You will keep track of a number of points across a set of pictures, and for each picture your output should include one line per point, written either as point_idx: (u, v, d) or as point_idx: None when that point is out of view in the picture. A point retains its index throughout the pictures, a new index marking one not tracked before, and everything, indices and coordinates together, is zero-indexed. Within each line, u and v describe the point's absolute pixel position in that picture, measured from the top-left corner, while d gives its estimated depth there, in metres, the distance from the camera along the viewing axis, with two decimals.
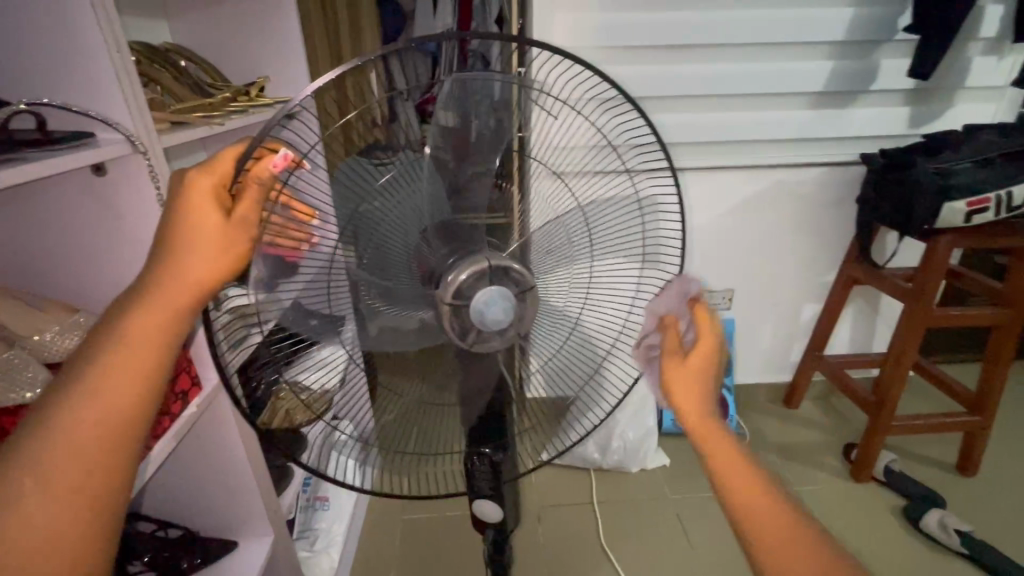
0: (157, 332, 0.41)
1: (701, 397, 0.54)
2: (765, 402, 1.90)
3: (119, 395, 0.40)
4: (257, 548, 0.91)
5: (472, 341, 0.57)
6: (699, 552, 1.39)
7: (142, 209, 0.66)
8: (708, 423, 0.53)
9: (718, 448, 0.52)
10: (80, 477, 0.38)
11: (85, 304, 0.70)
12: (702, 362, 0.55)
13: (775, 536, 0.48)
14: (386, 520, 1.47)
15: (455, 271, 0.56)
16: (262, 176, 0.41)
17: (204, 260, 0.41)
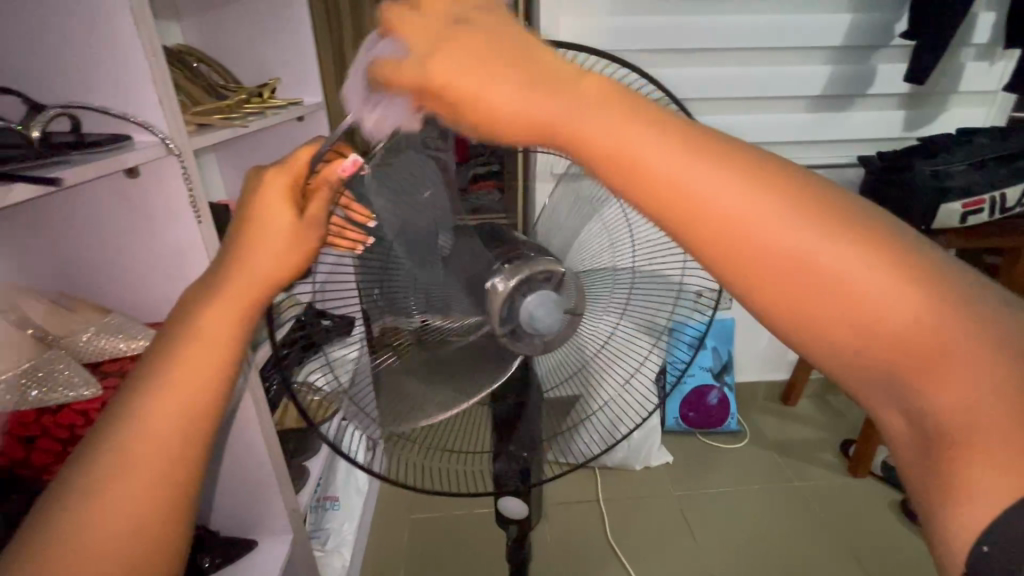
0: (228, 331, 0.42)
1: (563, 111, 0.35)
2: (765, 400, 1.93)
3: (192, 395, 0.41)
4: (277, 546, 0.92)
5: (522, 343, 0.58)
6: (704, 547, 1.42)
7: (174, 212, 0.66)
8: (603, 134, 0.35)
9: (639, 169, 0.34)
10: (156, 471, 0.39)
11: (117, 305, 0.71)
12: (478, 66, 0.35)
13: (787, 264, 0.33)
14: (395, 519, 1.48)
15: (504, 277, 0.55)
16: (332, 178, 0.43)
17: (272, 256, 0.43)
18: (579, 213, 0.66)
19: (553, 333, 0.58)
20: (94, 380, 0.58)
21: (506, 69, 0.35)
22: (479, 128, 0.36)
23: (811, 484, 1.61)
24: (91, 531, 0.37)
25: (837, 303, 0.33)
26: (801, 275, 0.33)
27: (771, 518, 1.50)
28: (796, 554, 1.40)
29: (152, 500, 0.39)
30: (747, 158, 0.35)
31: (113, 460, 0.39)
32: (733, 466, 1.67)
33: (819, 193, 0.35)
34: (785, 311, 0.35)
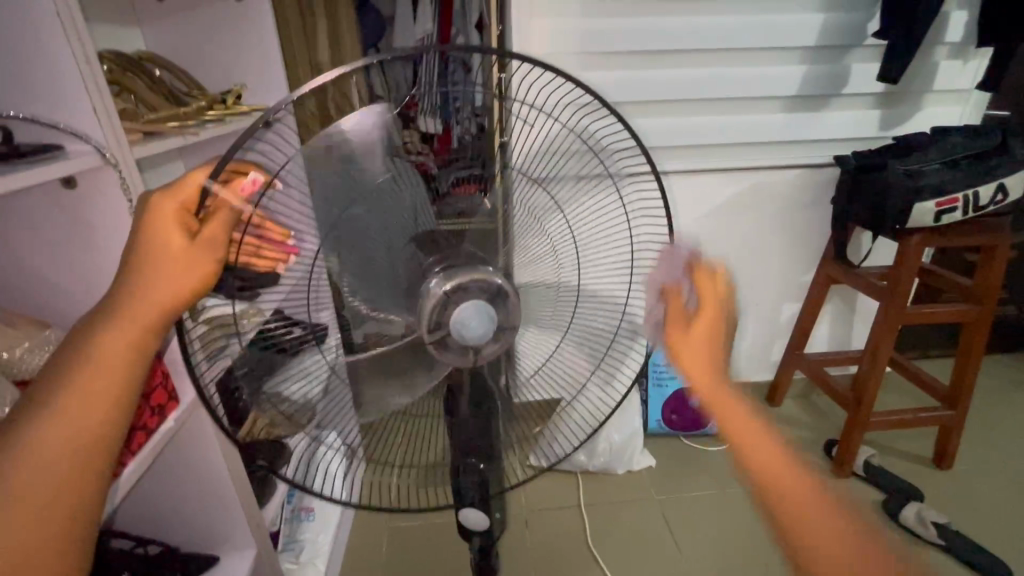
0: (125, 357, 0.43)
1: (712, 362, 0.59)
2: (748, 401, 1.92)
3: (88, 420, 0.43)
4: (238, 562, 0.90)
5: (447, 353, 0.57)
6: (684, 551, 1.41)
7: (115, 223, 0.65)
8: (721, 395, 0.59)
9: (744, 429, 0.57)
10: (48, 496, 0.41)
11: (55, 318, 0.69)
12: (710, 331, 0.60)
13: (804, 517, 0.54)
14: (372, 529, 1.46)
15: (437, 284, 0.56)
16: (231, 201, 0.42)
17: (168, 279, 0.42)
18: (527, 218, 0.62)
19: (485, 343, 0.57)
20: (21, 397, 0.57)
21: (724, 357, 0.60)
22: (687, 339, 0.60)
23: None
24: None
25: (827, 550, 0.53)
26: (811, 521, 0.54)
27: (752, 521, 1.49)
28: (776, 558, 1.39)
29: (36, 540, 0.41)
30: (791, 450, 0.58)
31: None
32: (715, 469, 1.65)
33: (831, 490, 0.57)
34: (791, 531, 0.54)
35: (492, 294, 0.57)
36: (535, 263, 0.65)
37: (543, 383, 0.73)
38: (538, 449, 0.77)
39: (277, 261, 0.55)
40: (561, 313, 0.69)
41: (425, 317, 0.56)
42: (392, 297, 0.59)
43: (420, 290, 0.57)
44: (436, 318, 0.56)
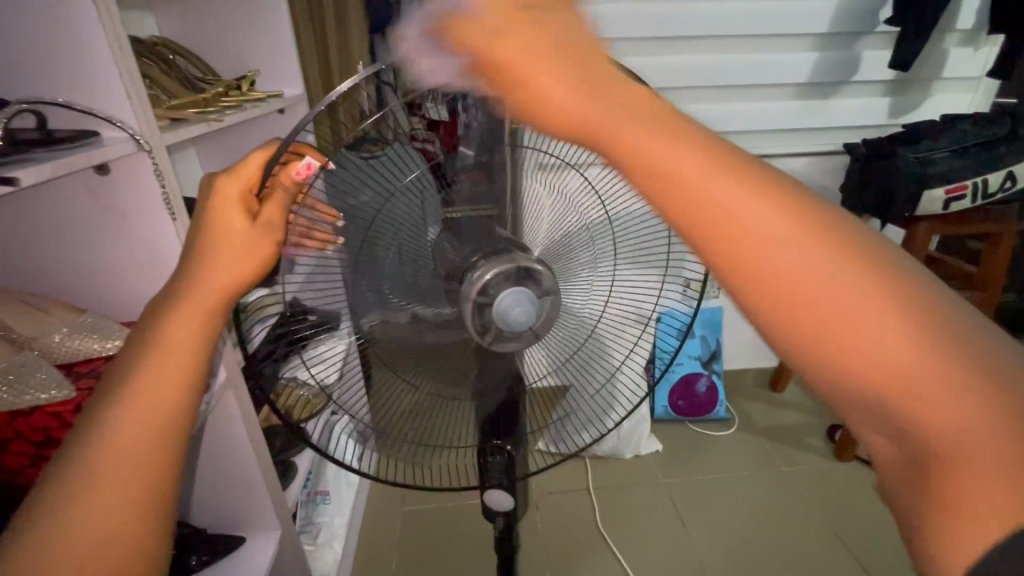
0: (191, 339, 0.42)
1: (608, 108, 0.32)
2: (753, 386, 1.95)
3: (161, 410, 0.41)
4: (266, 543, 0.92)
5: (490, 338, 0.59)
6: (693, 532, 1.44)
7: (148, 210, 0.65)
8: (633, 128, 0.32)
9: (678, 182, 0.31)
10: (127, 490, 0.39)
11: (90, 303, 0.70)
12: (523, 34, 0.32)
13: (830, 323, 0.30)
14: (386, 511, 1.48)
15: (480, 272, 0.57)
16: (288, 182, 0.47)
17: (233, 263, 0.44)
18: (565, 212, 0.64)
19: (527, 328, 0.58)
20: (66, 381, 0.58)
21: (554, 29, 0.33)
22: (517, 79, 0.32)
23: (798, 469, 1.63)
24: (61, 551, 0.37)
25: (896, 403, 0.30)
26: (884, 386, 0.30)
27: (759, 503, 1.52)
28: (783, 537, 1.43)
29: (118, 537, 0.39)
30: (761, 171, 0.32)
31: (71, 502, 0.38)
32: (722, 453, 1.68)
33: (869, 244, 0.32)
34: (779, 313, 0.31)
35: (531, 279, 0.57)
36: (569, 254, 0.66)
37: (566, 372, 0.74)
38: (551, 435, 0.79)
39: (325, 243, 0.55)
40: (593, 302, 0.70)
41: (468, 306, 0.57)
42: (423, 287, 0.61)
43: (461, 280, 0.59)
44: (479, 306, 0.57)
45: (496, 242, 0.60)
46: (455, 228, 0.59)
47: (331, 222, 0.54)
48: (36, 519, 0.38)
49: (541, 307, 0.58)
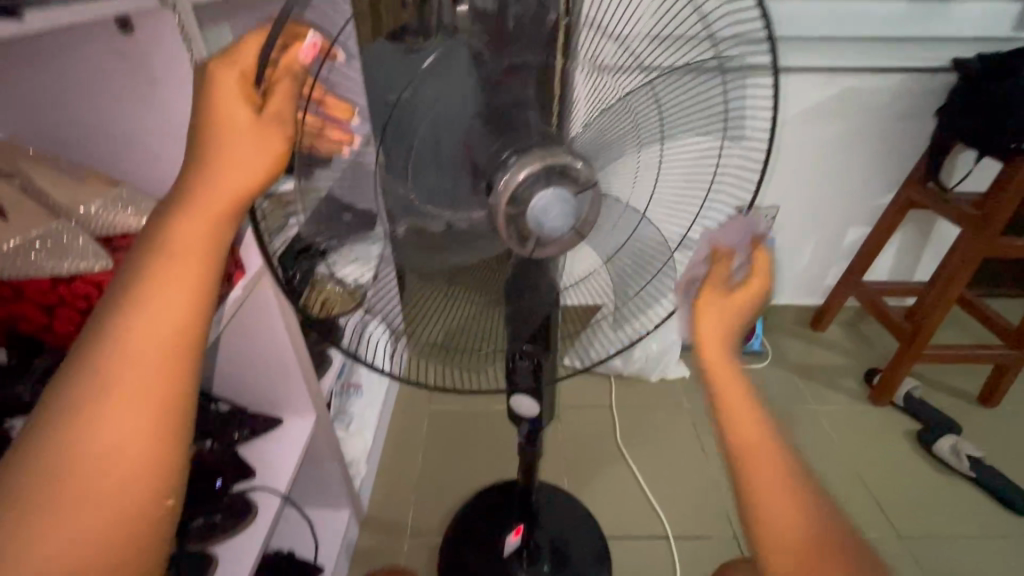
0: (199, 250, 0.37)
1: (722, 341, 0.56)
2: (793, 323, 1.88)
3: (172, 320, 0.36)
4: (302, 424, 0.97)
5: (529, 245, 0.53)
6: (711, 457, 1.46)
7: (176, 77, 0.60)
8: (722, 365, 0.55)
9: (743, 424, 0.52)
10: (148, 408, 0.35)
11: (127, 178, 0.68)
12: (756, 282, 0.57)
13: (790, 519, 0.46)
14: (414, 408, 1.55)
15: (511, 168, 0.50)
16: (293, 66, 0.39)
17: (241, 159, 0.37)
18: (610, 96, 0.56)
19: (566, 232, 0.52)
20: (103, 252, 0.56)
21: (753, 297, 0.57)
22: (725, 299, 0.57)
23: (828, 408, 1.61)
24: (76, 474, 0.33)
25: None
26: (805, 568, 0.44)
27: (781, 436, 1.52)
28: (802, 472, 1.44)
29: (139, 461, 0.34)
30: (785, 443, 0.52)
31: (84, 425, 0.34)
32: (751, 386, 1.66)
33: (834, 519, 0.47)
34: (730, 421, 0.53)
35: (570, 179, 0.50)
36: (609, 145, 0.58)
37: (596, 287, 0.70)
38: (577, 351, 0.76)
39: (341, 144, 0.49)
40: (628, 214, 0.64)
41: (498, 210, 0.50)
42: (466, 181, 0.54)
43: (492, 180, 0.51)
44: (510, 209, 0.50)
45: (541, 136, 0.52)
46: (500, 118, 0.52)
47: (344, 119, 0.47)
48: (42, 456, 0.33)
49: (579, 211, 0.51)
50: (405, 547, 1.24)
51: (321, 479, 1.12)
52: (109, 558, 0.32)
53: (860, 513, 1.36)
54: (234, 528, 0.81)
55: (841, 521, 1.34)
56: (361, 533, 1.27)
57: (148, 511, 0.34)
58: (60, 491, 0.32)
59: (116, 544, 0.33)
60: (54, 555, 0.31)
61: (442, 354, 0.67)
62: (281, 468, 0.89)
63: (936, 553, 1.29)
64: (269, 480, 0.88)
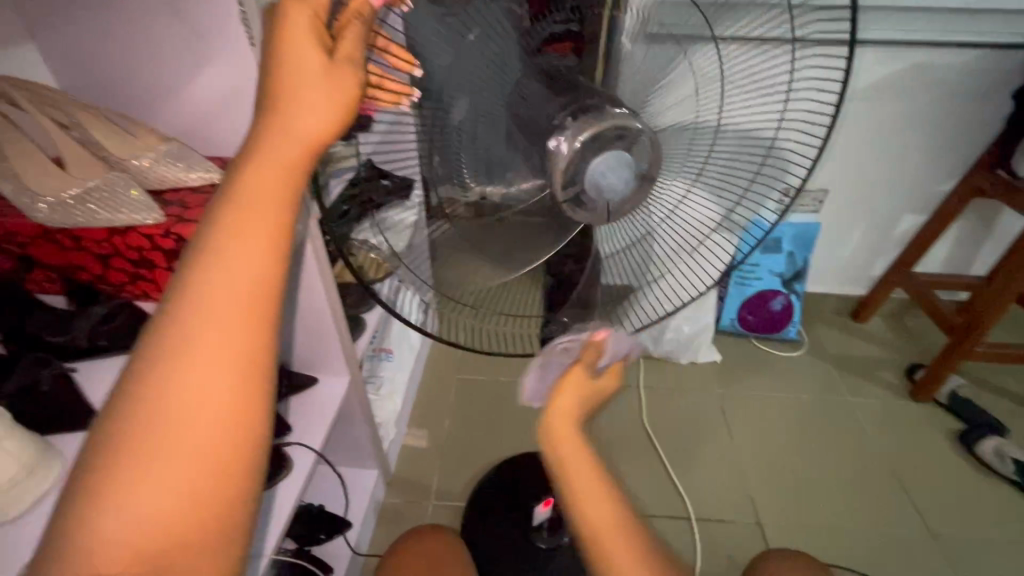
0: (276, 203, 0.34)
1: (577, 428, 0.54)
2: (834, 312, 1.81)
3: (253, 276, 0.33)
4: (337, 385, 0.99)
5: (582, 213, 0.50)
6: (739, 443, 1.44)
7: (226, 30, 0.59)
8: (576, 450, 0.53)
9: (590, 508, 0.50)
10: (229, 371, 0.32)
11: (176, 133, 0.69)
12: (612, 371, 0.58)
13: None
14: (442, 375, 1.57)
15: (573, 130, 0.46)
16: (363, 9, 0.38)
17: (316, 107, 0.35)
18: (668, 62, 0.54)
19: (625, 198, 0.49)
20: (155, 206, 0.57)
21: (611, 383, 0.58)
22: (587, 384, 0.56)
23: (865, 401, 1.55)
24: (156, 438, 0.30)
25: None
26: None
27: (813, 427, 1.48)
28: (833, 464, 1.40)
29: (219, 426, 0.31)
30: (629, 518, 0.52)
31: (163, 385, 0.31)
32: (785, 374, 1.62)
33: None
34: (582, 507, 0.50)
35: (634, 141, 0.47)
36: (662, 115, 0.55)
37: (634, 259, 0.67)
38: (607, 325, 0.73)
39: (401, 98, 0.46)
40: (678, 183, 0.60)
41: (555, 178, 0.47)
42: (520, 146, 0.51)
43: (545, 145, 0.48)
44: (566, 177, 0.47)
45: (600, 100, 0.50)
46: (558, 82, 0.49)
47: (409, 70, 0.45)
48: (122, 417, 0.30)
49: (638, 176, 0.48)
50: (429, 509, 1.28)
51: (352, 438, 1.15)
52: (185, 527, 0.30)
53: (893, 509, 1.32)
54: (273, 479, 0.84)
55: (872, 516, 1.31)
56: (388, 492, 1.31)
57: (230, 478, 0.31)
58: (141, 455, 0.30)
59: (202, 508, 0.30)
60: (141, 521, 0.29)
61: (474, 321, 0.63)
62: (316, 425, 0.92)
63: (971, 555, 1.25)
64: (305, 437, 0.90)
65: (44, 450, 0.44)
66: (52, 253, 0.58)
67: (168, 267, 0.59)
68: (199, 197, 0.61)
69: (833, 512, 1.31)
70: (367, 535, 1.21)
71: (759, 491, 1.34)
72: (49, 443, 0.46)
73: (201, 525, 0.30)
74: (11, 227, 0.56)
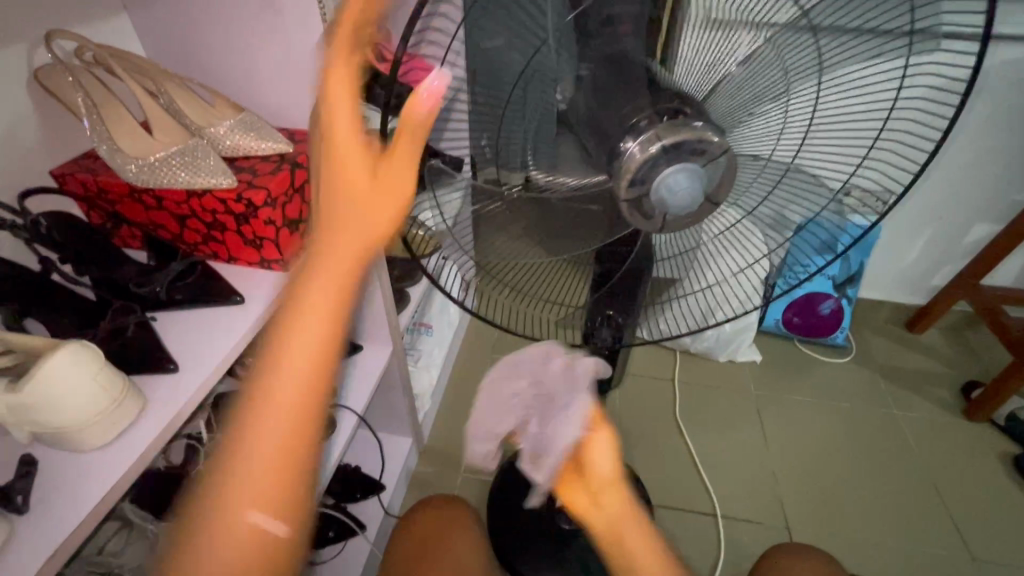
0: (334, 193, 0.47)
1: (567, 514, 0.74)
2: (887, 321, 1.73)
3: (330, 241, 0.49)
4: (379, 354, 1.03)
5: (639, 217, 0.49)
6: (772, 445, 1.41)
7: (298, 5, 0.62)
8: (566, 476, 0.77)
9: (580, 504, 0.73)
10: (323, 299, 0.50)
11: (250, 105, 0.73)
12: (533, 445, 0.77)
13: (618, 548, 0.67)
14: (478, 353, 1.60)
15: (654, 134, 0.45)
16: None
17: (349, 119, 0.46)
18: (762, 71, 0.50)
19: (687, 212, 0.48)
20: (228, 171, 0.60)
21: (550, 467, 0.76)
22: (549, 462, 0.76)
23: (913, 415, 1.49)
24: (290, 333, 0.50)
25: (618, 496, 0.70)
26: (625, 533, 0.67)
27: (854, 436, 1.44)
28: (869, 475, 1.36)
29: (320, 330, 0.50)
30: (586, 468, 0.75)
31: (293, 303, 0.50)
32: (828, 380, 1.57)
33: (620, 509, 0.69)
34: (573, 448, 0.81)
35: (713, 157, 0.46)
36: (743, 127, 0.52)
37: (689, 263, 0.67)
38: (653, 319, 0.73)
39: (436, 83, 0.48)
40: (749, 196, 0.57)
41: (623, 178, 0.46)
42: (584, 140, 0.51)
43: (617, 148, 0.47)
44: (635, 178, 0.46)
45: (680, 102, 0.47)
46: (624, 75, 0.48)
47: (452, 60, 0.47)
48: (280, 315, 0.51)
49: (706, 186, 0.47)
50: (459, 480, 1.33)
51: (390, 406, 1.21)
52: (298, 390, 0.50)
53: (933, 528, 1.28)
54: (318, 436, 0.90)
55: (908, 532, 1.27)
56: (421, 460, 1.36)
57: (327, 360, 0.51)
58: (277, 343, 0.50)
59: (312, 375, 0.50)
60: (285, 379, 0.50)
61: (510, 298, 0.68)
62: (359, 389, 0.96)
63: None
64: (348, 400, 0.95)
65: (129, 387, 0.48)
66: (137, 212, 0.63)
67: (237, 230, 0.63)
68: (268, 165, 0.65)
69: (864, 522, 1.28)
70: (399, 499, 1.26)
71: (789, 494, 1.32)
72: (132, 384, 0.50)
73: (302, 392, 0.50)
74: (104, 185, 0.62)
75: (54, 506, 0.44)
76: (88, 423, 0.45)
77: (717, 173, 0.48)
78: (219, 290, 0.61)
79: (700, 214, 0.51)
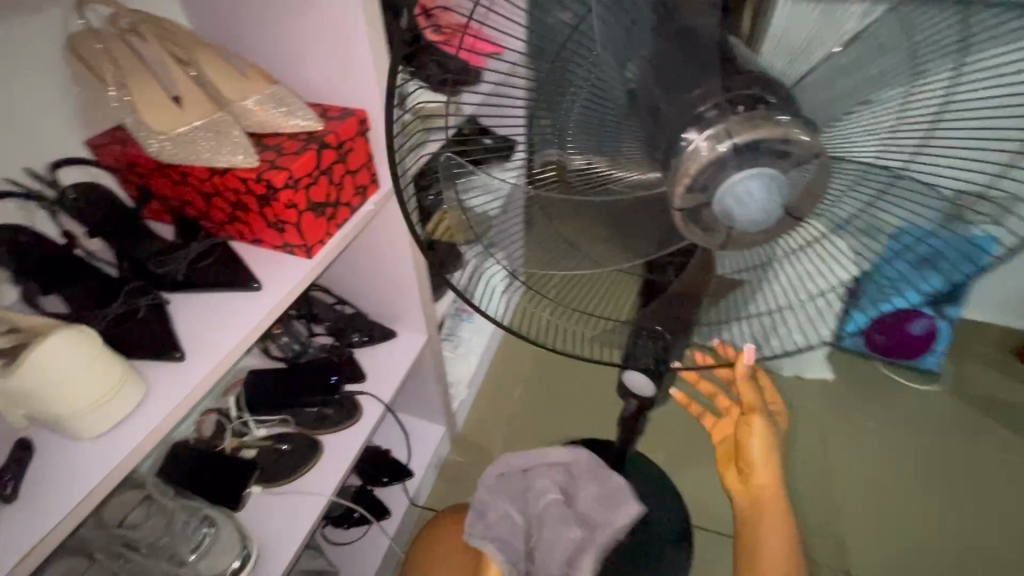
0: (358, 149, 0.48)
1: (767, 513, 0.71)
2: (995, 348, 1.49)
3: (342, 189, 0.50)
4: (413, 343, 0.98)
5: (697, 230, 0.41)
6: (837, 476, 1.26)
7: None
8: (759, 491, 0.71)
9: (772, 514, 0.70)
10: None
11: (287, 78, 0.68)
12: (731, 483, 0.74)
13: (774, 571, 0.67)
14: (520, 344, 1.54)
15: (726, 130, 0.36)
16: None
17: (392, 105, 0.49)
18: (879, 52, 0.39)
19: (758, 229, 0.40)
20: (250, 148, 0.57)
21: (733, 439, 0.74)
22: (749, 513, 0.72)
23: (1015, 461, 1.28)
24: None
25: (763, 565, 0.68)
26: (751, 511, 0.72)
27: (936, 477, 1.26)
28: (952, 524, 1.19)
29: None
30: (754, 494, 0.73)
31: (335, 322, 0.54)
32: (912, 410, 1.37)
33: None
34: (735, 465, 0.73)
35: (796, 163, 0.37)
36: (840, 126, 0.42)
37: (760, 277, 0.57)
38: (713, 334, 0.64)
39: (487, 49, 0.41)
40: (844, 207, 0.46)
41: (679, 181, 0.38)
42: (645, 135, 0.41)
43: (679, 138, 0.38)
44: (694, 183, 0.38)
45: (767, 91, 0.37)
46: (708, 58, 0.38)
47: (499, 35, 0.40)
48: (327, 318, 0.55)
49: (787, 200, 0.39)
50: None
51: (422, 394, 1.17)
52: None
53: None
54: (342, 422, 0.88)
55: None
56: (452, 449, 1.33)
57: None
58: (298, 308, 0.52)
59: None
60: None
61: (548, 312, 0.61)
62: (388, 379, 0.93)
63: None
64: (376, 388, 0.92)
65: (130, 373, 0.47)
66: (165, 187, 0.62)
67: (260, 212, 0.60)
68: (295, 143, 0.61)
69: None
70: (427, 487, 1.24)
71: (851, 533, 1.18)
72: (135, 370, 0.48)
73: None
74: (133, 160, 0.60)
75: (44, 501, 0.42)
76: (86, 409, 0.44)
77: (802, 180, 0.38)
78: (239, 275, 0.58)
79: (775, 231, 0.41)
